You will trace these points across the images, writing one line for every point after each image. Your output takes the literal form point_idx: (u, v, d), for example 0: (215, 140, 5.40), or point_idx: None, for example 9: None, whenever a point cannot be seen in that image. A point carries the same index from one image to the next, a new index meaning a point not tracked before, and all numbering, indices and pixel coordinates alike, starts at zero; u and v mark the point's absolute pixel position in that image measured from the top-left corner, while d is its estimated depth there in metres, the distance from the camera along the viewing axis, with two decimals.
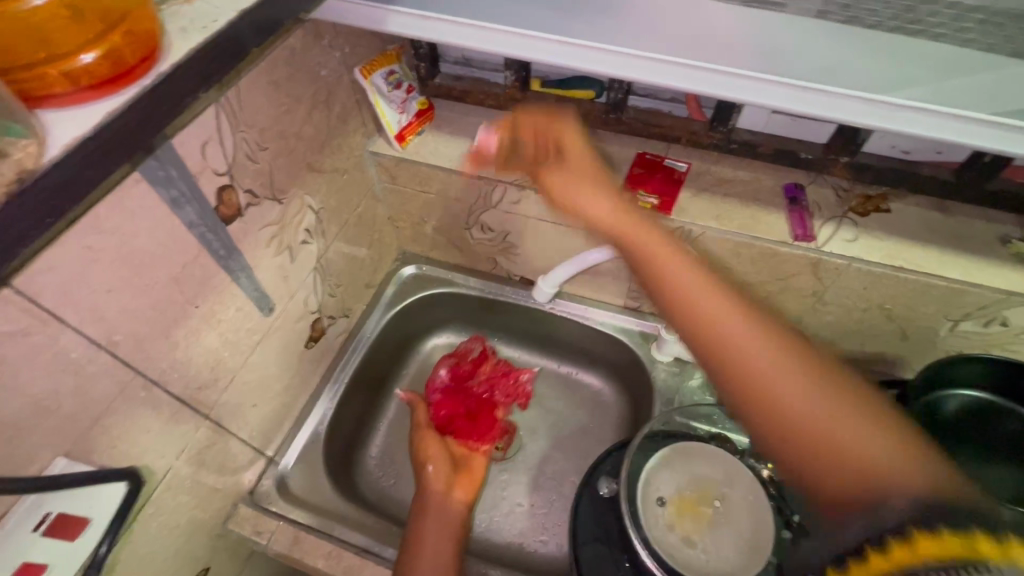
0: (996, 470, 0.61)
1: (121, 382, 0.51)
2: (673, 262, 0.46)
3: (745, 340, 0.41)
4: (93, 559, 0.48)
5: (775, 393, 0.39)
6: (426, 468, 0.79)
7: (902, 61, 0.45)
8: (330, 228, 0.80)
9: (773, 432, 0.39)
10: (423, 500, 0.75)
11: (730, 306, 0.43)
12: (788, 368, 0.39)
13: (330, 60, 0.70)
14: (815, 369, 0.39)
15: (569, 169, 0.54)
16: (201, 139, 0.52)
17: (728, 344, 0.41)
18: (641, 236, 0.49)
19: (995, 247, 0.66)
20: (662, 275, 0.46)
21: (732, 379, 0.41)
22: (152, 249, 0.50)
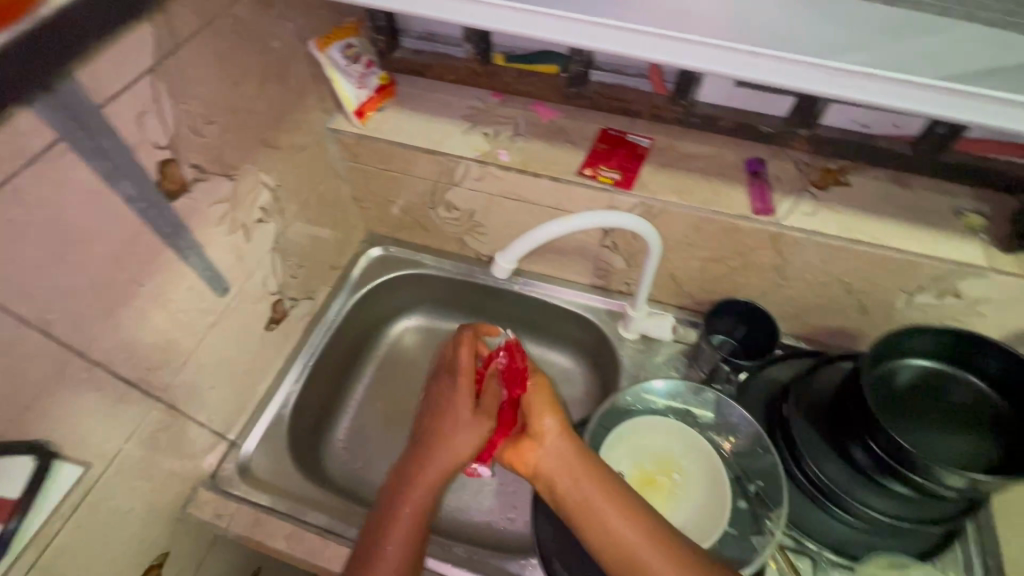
0: (947, 437, 0.62)
1: (60, 363, 0.49)
2: (585, 469, 0.58)
3: (617, 513, 0.55)
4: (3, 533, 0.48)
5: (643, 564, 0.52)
6: (452, 440, 0.61)
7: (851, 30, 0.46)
8: (289, 206, 0.78)
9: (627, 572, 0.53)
10: (423, 462, 0.61)
11: (612, 485, 0.57)
12: (657, 552, 0.52)
13: (281, 31, 0.68)
14: (679, 557, 0.52)
15: (537, 390, 0.63)
16: (137, 111, 0.50)
17: (606, 515, 0.55)
18: (567, 461, 0.58)
19: (950, 219, 0.67)
20: (577, 480, 0.57)
21: (613, 554, 0.53)
22: (88, 226, 0.48)
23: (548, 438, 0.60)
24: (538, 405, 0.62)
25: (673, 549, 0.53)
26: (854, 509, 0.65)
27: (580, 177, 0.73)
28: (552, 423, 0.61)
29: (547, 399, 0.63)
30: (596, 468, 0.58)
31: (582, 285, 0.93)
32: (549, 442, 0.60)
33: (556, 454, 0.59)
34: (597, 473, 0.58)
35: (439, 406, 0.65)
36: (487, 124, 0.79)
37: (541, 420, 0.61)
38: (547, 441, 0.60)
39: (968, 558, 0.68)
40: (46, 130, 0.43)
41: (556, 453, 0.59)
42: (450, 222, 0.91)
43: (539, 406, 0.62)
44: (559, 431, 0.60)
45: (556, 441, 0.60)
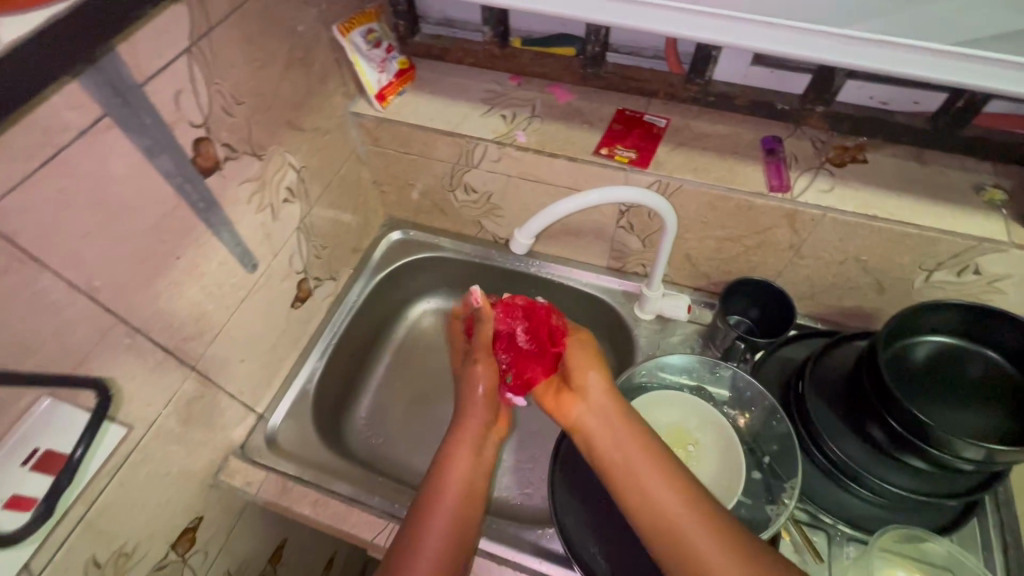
0: (963, 411, 0.62)
1: (104, 328, 0.52)
2: (628, 436, 0.60)
3: (657, 479, 0.56)
4: (70, 461, 0.50)
5: (680, 531, 0.53)
6: (472, 394, 0.66)
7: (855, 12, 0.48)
8: (314, 188, 0.81)
9: (663, 539, 0.53)
10: (461, 428, 0.66)
11: (655, 454, 0.58)
12: (695, 520, 0.53)
13: (306, 16, 0.70)
14: (717, 526, 0.53)
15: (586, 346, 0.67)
16: (174, 89, 0.53)
17: (646, 481, 0.56)
18: (610, 411, 0.62)
19: (970, 195, 0.66)
20: (620, 445, 0.59)
21: (651, 520, 0.54)
22: (128, 197, 0.51)
23: (591, 401, 0.63)
24: (586, 372, 0.64)
25: (712, 519, 0.53)
26: (870, 484, 0.65)
27: (597, 157, 0.74)
28: (597, 389, 0.63)
29: (595, 368, 0.65)
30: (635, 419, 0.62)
31: (598, 267, 0.94)
32: (593, 407, 0.62)
33: (600, 420, 0.61)
34: (642, 441, 0.59)
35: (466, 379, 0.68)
36: (504, 106, 0.81)
37: (587, 386, 0.63)
38: (590, 404, 0.63)
39: (984, 534, 0.68)
40: (92, 106, 0.46)
41: (600, 417, 0.62)
42: (468, 205, 0.92)
43: (583, 371, 0.64)
44: (603, 396, 0.63)
45: (601, 405, 0.62)
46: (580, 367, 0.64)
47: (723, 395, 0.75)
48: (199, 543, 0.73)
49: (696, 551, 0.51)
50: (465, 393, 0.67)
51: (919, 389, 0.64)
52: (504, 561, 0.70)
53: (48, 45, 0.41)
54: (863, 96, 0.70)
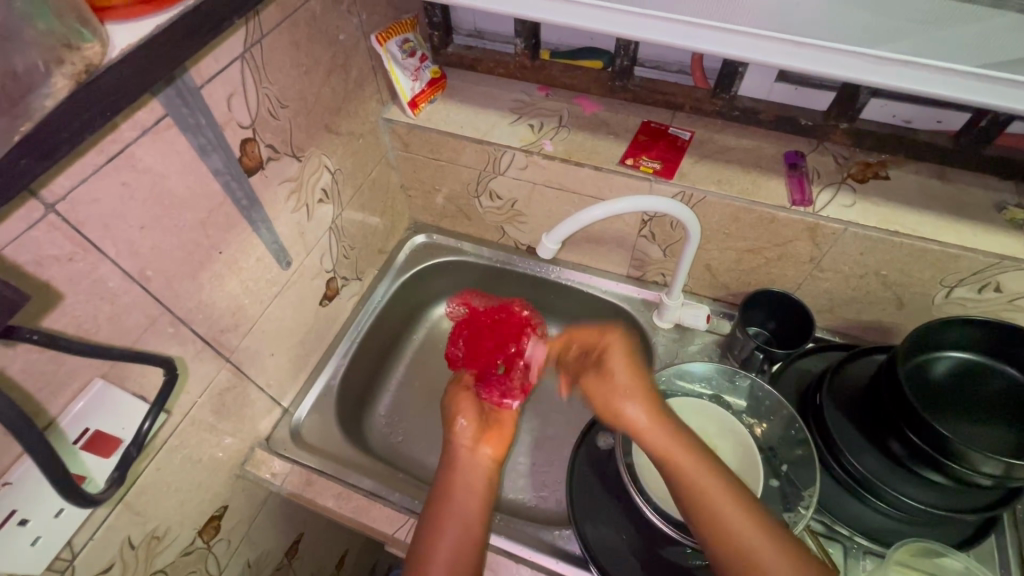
0: (984, 427, 0.63)
1: (152, 317, 0.55)
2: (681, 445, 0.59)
3: (707, 480, 0.56)
4: (138, 434, 0.52)
5: (726, 528, 0.54)
6: (452, 428, 0.72)
7: (885, 27, 0.49)
8: (345, 190, 0.84)
9: (715, 537, 0.54)
10: (452, 455, 0.70)
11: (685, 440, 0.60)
12: (740, 518, 0.54)
13: (348, 25, 0.73)
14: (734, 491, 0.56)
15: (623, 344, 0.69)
16: (227, 92, 0.56)
17: (703, 484, 0.56)
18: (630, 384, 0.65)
19: (992, 213, 0.67)
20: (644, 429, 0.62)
21: (703, 521, 0.55)
22: (182, 193, 0.54)
23: (642, 423, 0.62)
24: (630, 389, 0.64)
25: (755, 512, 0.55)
26: (891, 499, 0.65)
27: (622, 167, 0.76)
28: (642, 407, 0.63)
29: (641, 384, 0.65)
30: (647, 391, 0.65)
31: (617, 275, 0.96)
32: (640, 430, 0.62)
33: (647, 432, 0.61)
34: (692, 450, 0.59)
35: (449, 411, 0.74)
36: (533, 116, 0.83)
37: (630, 405, 0.63)
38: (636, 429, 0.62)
39: (1002, 552, 0.68)
40: (154, 105, 0.49)
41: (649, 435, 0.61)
42: (493, 211, 0.95)
43: (625, 394, 0.64)
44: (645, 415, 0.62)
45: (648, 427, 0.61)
46: (627, 393, 0.64)
47: (741, 404, 0.76)
48: (224, 531, 0.75)
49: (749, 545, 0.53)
50: (450, 430, 0.72)
51: (938, 404, 0.65)
52: (520, 559, 0.71)
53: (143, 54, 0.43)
54: (886, 114, 0.71)
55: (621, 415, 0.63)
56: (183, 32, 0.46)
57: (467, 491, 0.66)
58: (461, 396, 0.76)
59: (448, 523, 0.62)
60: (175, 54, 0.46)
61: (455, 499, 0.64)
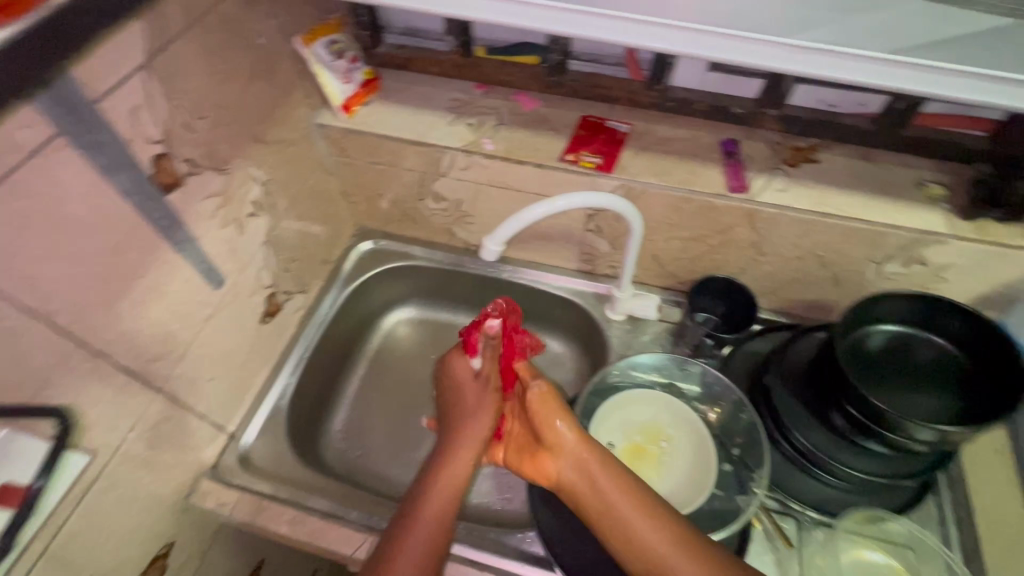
0: (916, 395, 0.66)
1: (64, 353, 0.51)
2: (595, 463, 0.60)
3: (634, 513, 0.57)
4: (31, 490, 0.50)
5: (651, 559, 0.55)
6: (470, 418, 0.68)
7: (805, 13, 0.50)
8: (280, 201, 0.80)
9: (639, 562, 0.56)
10: (453, 445, 0.66)
11: (600, 460, 0.61)
12: (657, 535, 0.56)
13: (267, 28, 0.69)
14: (644, 506, 0.58)
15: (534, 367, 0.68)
16: (131, 106, 0.52)
17: (614, 504, 0.58)
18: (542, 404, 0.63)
19: (913, 190, 0.70)
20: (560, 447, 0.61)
21: (629, 550, 0.57)
22: (88, 218, 0.50)
23: (570, 449, 0.61)
24: (555, 409, 0.63)
25: (685, 538, 0.56)
26: (836, 471, 0.68)
27: (563, 162, 0.76)
28: (567, 425, 0.62)
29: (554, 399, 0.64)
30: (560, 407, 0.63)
31: (568, 270, 0.96)
32: (573, 457, 0.61)
33: (567, 454, 0.61)
34: (614, 477, 0.60)
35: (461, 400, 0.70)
36: (471, 115, 0.81)
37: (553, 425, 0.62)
38: (568, 456, 0.61)
39: (941, 510, 0.71)
40: (42, 124, 0.45)
41: (578, 467, 0.61)
42: (439, 213, 0.93)
43: (553, 416, 0.62)
44: (577, 437, 0.61)
45: (576, 451, 0.61)
46: (543, 402, 0.63)
47: (694, 391, 0.77)
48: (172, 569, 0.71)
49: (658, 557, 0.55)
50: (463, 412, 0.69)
51: (875, 375, 0.67)
52: (484, 566, 0.70)
53: None
54: (812, 99, 0.72)
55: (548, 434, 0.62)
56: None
57: (458, 475, 0.64)
58: (490, 396, 0.69)
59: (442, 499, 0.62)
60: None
61: (443, 483, 0.63)
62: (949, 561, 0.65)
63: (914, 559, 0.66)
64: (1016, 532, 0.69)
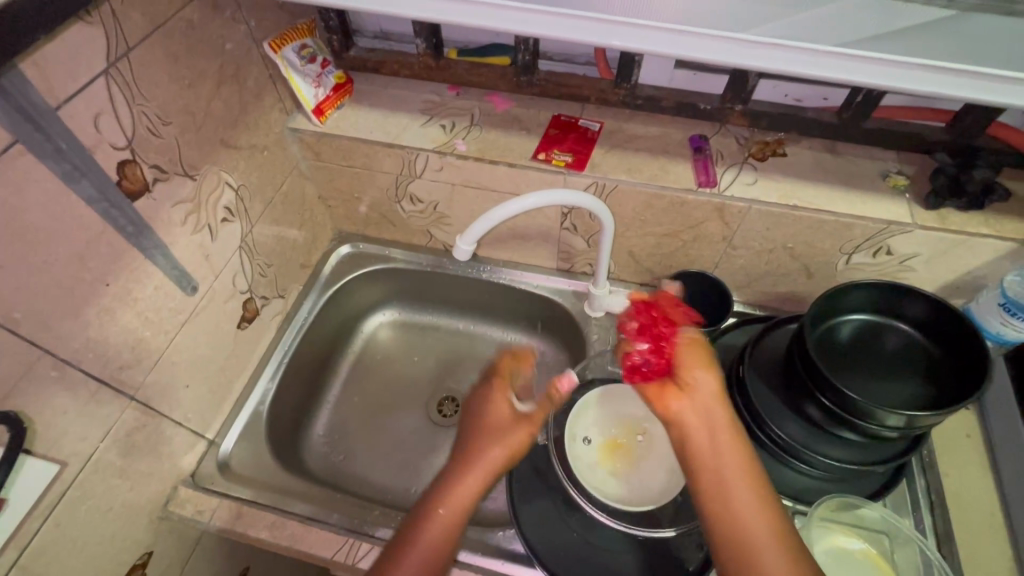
0: (886, 383, 0.67)
1: (29, 361, 0.51)
2: (728, 429, 0.54)
3: (746, 491, 0.51)
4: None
5: (744, 529, 0.50)
6: (484, 445, 0.63)
7: (755, 6, 0.50)
8: (254, 206, 0.80)
9: (731, 544, 0.50)
10: (478, 445, 0.63)
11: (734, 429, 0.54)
12: (764, 521, 0.50)
13: (235, 33, 0.69)
14: (759, 487, 0.52)
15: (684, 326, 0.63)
16: (92, 112, 0.52)
17: (731, 473, 0.52)
18: (691, 354, 0.57)
19: (877, 181, 0.71)
20: (697, 398, 0.55)
21: (727, 525, 0.50)
22: (50, 225, 0.50)
23: (701, 393, 0.55)
24: (703, 364, 0.57)
25: (780, 520, 0.51)
26: (810, 460, 0.69)
27: (535, 162, 0.76)
28: (710, 379, 0.56)
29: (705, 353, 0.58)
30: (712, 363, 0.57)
31: (547, 269, 0.96)
32: (703, 405, 0.55)
33: (699, 409, 0.55)
34: (741, 447, 0.53)
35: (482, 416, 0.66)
36: (444, 116, 0.82)
37: (697, 375, 0.56)
38: (696, 400, 0.55)
39: (912, 495, 0.73)
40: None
41: (702, 415, 0.55)
42: (416, 215, 0.93)
43: (696, 358, 0.57)
44: (714, 389, 0.56)
45: (704, 399, 0.55)
46: (691, 347, 0.58)
47: None
48: None
49: (755, 544, 0.49)
50: (487, 436, 0.64)
51: (846, 365, 0.68)
52: (464, 566, 0.70)
53: None
54: (778, 93, 0.75)
55: (677, 371, 0.57)
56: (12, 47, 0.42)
57: (477, 482, 0.61)
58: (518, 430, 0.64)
59: (442, 516, 0.58)
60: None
61: (457, 489, 0.60)
62: (922, 546, 0.66)
63: (890, 545, 0.67)
64: (986, 513, 0.70)
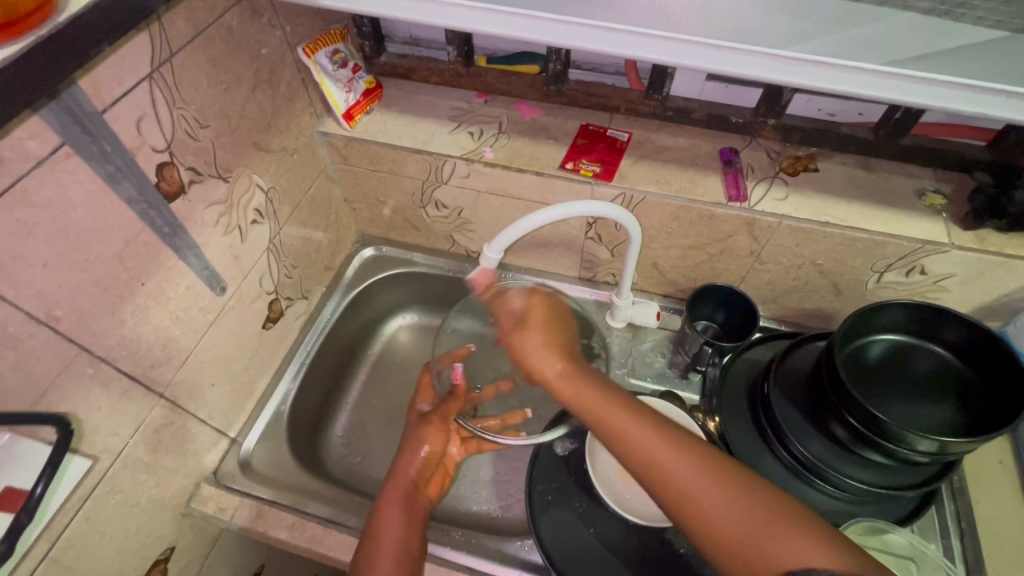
0: (918, 406, 0.65)
1: (66, 358, 0.52)
2: (607, 401, 0.58)
3: (650, 440, 0.53)
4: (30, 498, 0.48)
5: (671, 479, 0.50)
6: (405, 455, 0.76)
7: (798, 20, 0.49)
8: (283, 208, 0.81)
9: (671, 497, 0.50)
10: (403, 451, 0.77)
11: (615, 397, 0.58)
12: (678, 459, 0.51)
13: (270, 38, 0.70)
14: (665, 433, 0.54)
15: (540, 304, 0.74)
16: (135, 115, 0.53)
17: (629, 435, 0.54)
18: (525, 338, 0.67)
19: (913, 200, 0.70)
20: (567, 384, 0.61)
21: (655, 483, 0.51)
22: (91, 226, 0.51)
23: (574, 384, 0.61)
24: (533, 341, 0.67)
25: (696, 452, 0.52)
26: (838, 482, 0.67)
27: (563, 171, 0.76)
28: (549, 355, 0.65)
29: (538, 329, 0.69)
30: (547, 338, 0.67)
31: (569, 278, 0.96)
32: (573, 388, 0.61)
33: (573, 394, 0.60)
34: (626, 408, 0.57)
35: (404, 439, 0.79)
36: (472, 123, 0.82)
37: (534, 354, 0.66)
38: (566, 384, 0.61)
39: (942, 522, 0.71)
40: (46, 132, 0.45)
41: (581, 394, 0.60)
42: (440, 220, 0.93)
43: (527, 344, 0.67)
44: (563, 367, 0.63)
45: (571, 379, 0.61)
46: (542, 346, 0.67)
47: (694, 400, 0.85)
48: None
49: (683, 486, 0.50)
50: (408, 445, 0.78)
51: (875, 385, 0.67)
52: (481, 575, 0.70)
53: (24, 78, 0.40)
54: (812, 108, 0.74)
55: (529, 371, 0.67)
56: (69, 52, 0.43)
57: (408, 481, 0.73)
58: (427, 430, 0.79)
59: (392, 515, 0.68)
60: (59, 78, 0.43)
61: (396, 488, 0.72)
62: None
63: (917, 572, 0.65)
64: (1019, 543, 0.68)
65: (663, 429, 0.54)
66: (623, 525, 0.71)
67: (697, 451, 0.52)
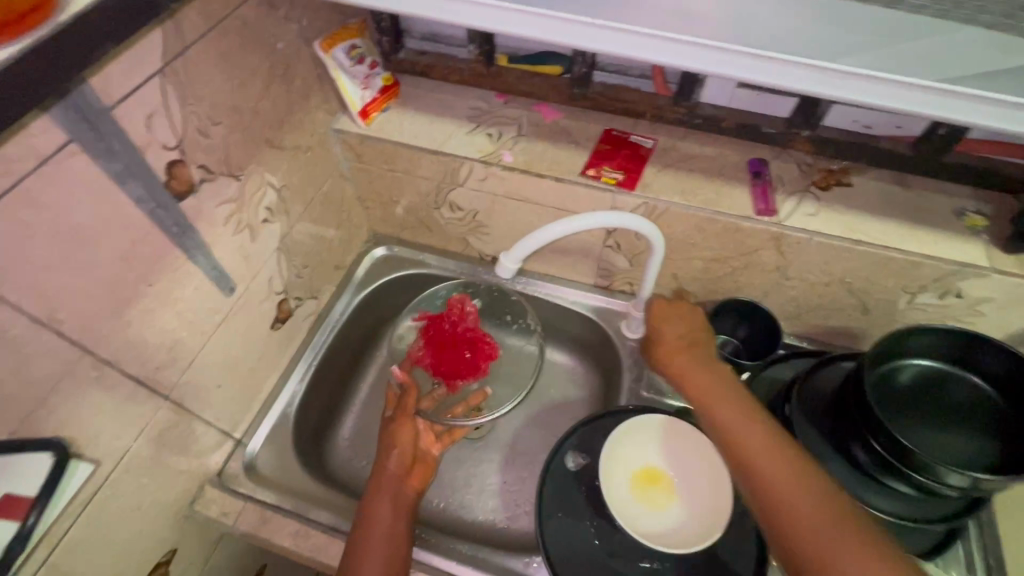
0: (949, 436, 0.62)
1: (69, 362, 0.50)
2: (728, 415, 0.59)
3: (769, 459, 0.54)
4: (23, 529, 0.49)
5: (778, 497, 0.51)
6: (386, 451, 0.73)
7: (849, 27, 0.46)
8: (295, 207, 0.79)
9: (772, 512, 0.51)
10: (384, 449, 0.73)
11: (743, 412, 0.59)
12: (788, 478, 0.52)
13: (286, 33, 0.68)
14: (783, 451, 0.54)
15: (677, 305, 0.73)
16: (145, 112, 0.51)
17: (749, 450, 0.55)
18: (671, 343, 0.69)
19: (952, 220, 0.67)
20: (697, 393, 0.63)
21: (765, 501, 0.52)
22: (97, 226, 0.49)
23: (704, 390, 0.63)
24: (679, 349, 0.68)
25: (810, 476, 0.52)
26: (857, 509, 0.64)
27: (584, 178, 0.74)
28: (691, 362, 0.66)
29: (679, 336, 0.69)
30: (691, 348, 0.68)
31: (585, 285, 0.93)
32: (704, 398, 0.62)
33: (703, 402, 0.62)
34: (754, 425, 0.57)
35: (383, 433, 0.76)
36: (491, 125, 0.80)
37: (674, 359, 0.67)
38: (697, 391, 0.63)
39: (967, 556, 0.68)
40: (53, 130, 0.44)
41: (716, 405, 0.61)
42: (455, 222, 0.91)
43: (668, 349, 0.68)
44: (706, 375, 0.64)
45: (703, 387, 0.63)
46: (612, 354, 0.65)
47: None
48: None
49: (787, 502, 0.51)
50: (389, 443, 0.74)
51: (903, 411, 0.64)
52: None
53: (25, 74, 0.38)
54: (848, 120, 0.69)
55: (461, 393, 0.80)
56: (77, 47, 0.41)
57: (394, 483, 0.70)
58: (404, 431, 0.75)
59: (383, 516, 0.67)
60: (66, 75, 0.41)
61: (381, 490, 0.69)
62: None
63: None
64: None
65: (783, 448, 0.55)
66: (635, 546, 0.69)
67: (808, 471, 0.52)
